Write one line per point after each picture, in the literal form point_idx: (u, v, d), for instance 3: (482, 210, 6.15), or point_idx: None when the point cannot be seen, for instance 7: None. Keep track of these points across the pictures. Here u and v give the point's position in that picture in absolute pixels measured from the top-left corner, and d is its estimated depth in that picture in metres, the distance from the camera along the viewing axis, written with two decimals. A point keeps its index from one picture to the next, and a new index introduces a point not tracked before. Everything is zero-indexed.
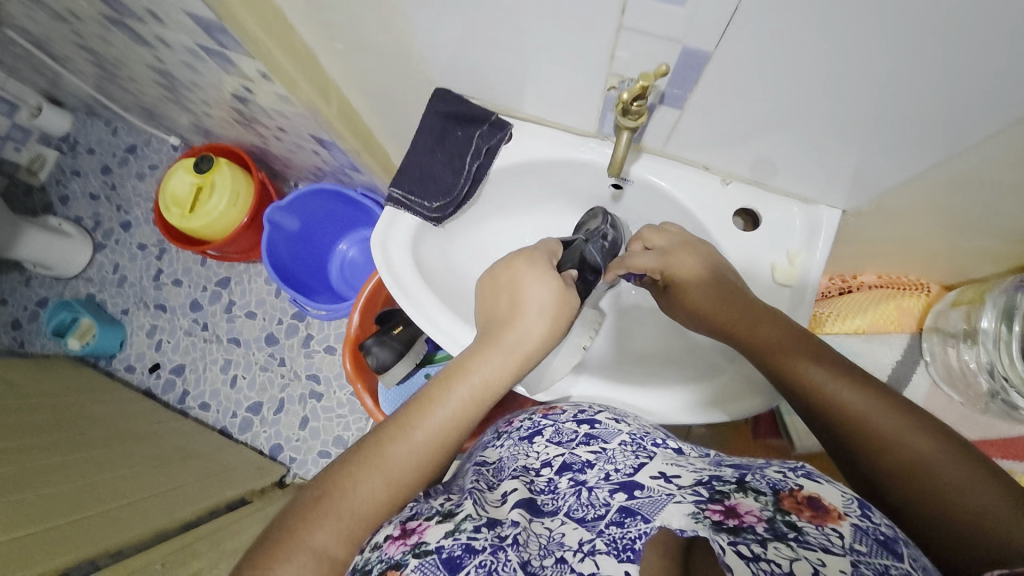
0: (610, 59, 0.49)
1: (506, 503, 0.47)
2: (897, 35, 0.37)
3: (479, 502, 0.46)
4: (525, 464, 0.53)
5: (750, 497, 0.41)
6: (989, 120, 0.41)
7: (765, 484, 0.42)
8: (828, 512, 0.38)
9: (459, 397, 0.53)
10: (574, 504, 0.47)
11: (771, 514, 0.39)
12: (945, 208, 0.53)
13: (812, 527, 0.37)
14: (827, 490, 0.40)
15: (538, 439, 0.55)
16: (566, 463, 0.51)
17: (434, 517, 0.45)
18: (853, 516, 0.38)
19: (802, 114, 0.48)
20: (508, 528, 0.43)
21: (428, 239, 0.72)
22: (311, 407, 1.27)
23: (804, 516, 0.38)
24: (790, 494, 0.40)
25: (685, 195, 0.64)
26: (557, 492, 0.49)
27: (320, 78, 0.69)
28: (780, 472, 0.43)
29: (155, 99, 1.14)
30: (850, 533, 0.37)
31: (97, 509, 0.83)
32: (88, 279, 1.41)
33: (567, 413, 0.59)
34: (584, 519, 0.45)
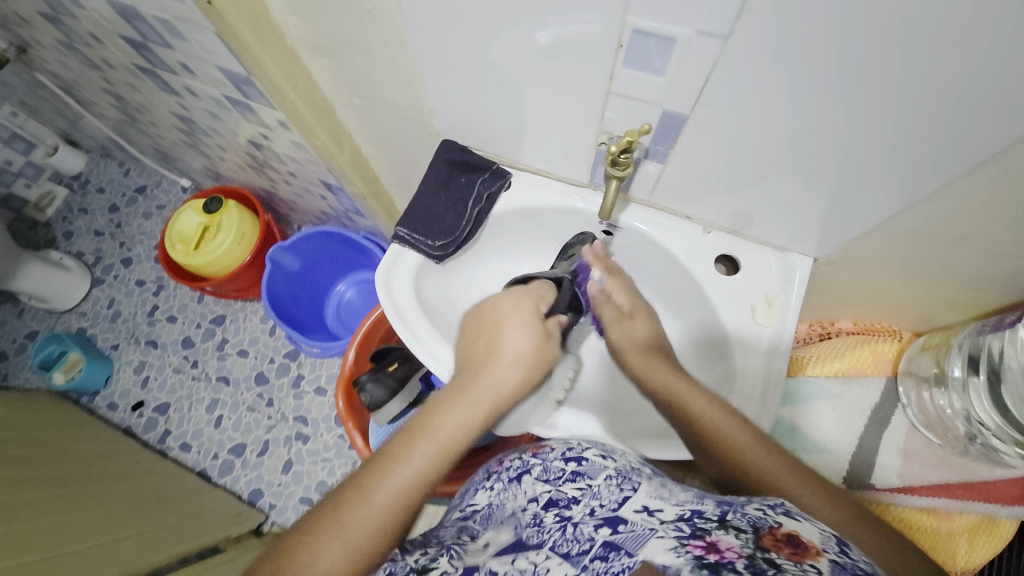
0: (600, 118, 0.55)
1: (486, 552, 0.49)
2: (850, 101, 0.43)
3: (456, 556, 0.49)
4: (513, 508, 0.54)
5: (731, 534, 0.39)
6: (936, 175, 0.46)
7: (746, 521, 0.41)
8: (808, 549, 0.38)
9: (424, 453, 0.50)
10: (558, 539, 0.47)
11: (752, 550, 0.37)
12: (908, 257, 0.57)
13: (791, 563, 0.36)
14: (805, 528, 0.41)
15: (526, 477, 0.57)
16: (552, 499, 0.52)
17: (408, 574, 0.47)
18: (831, 552, 0.38)
19: (771, 169, 0.54)
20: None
21: (429, 275, 0.75)
22: (296, 449, 1.25)
23: (785, 553, 0.36)
24: (769, 531, 0.40)
25: (670, 241, 0.69)
26: (542, 526, 0.49)
27: (336, 128, 0.75)
28: (760, 510, 0.43)
29: (171, 143, 1.21)
30: (829, 567, 0.36)
31: (68, 549, 0.80)
32: (81, 313, 1.41)
33: (556, 451, 0.60)
34: (568, 555, 0.45)
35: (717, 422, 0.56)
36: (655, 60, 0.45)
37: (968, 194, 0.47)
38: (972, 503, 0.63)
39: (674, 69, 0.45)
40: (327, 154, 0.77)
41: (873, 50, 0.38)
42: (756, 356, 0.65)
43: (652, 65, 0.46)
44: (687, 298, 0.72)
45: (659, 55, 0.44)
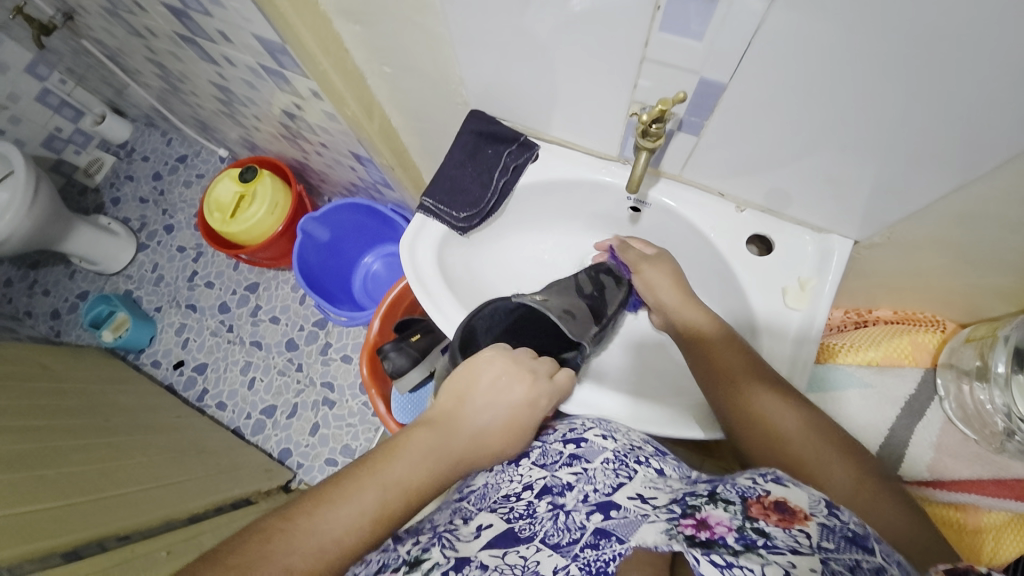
0: (632, 88, 0.54)
1: (479, 539, 0.45)
2: (905, 70, 0.40)
3: (449, 543, 0.44)
4: (507, 492, 0.52)
5: (720, 508, 0.40)
6: (995, 152, 0.43)
7: (735, 493, 0.41)
8: (795, 514, 0.38)
9: (376, 492, 0.47)
10: (550, 530, 0.46)
11: (740, 522, 0.38)
12: (957, 242, 0.54)
13: (779, 531, 0.37)
14: (794, 493, 0.40)
15: (523, 461, 0.56)
16: (546, 486, 0.51)
17: (401, 567, 0.42)
18: (819, 516, 0.38)
19: (813, 145, 0.52)
20: (475, 571, 0.41)
21: (452, 247, 0.75)
22: (323, 413, 1.30)
23: (772, 520, 0.38)
24: (758, 501, 0.40)
25: (700, 219, 0.67)
26: (535, 516, 0.48)
27: (366, 97, 0.75)
28: (750, 480, 0.43)
29: (210, 113, 1.24)
30: (817, 532, 0.37)
31: (113, 493, 0.87)
32: (128, 276, 1.49)
33: (557, 434, 0.60)
34: (558, 545, 0.44)
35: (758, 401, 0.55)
36: (693, 24, 0.43)
37: None
38: (1004, 501, 0.59)
39: (713, 33, 0.43)
40: (357, 123, 0.77)
41: (933, 13, 0.36)
42: (784, 340, 0.63)
43: (690, 29, 0.44)
44: (716, 279, 0.70)
45: (698, 19, 0.42)
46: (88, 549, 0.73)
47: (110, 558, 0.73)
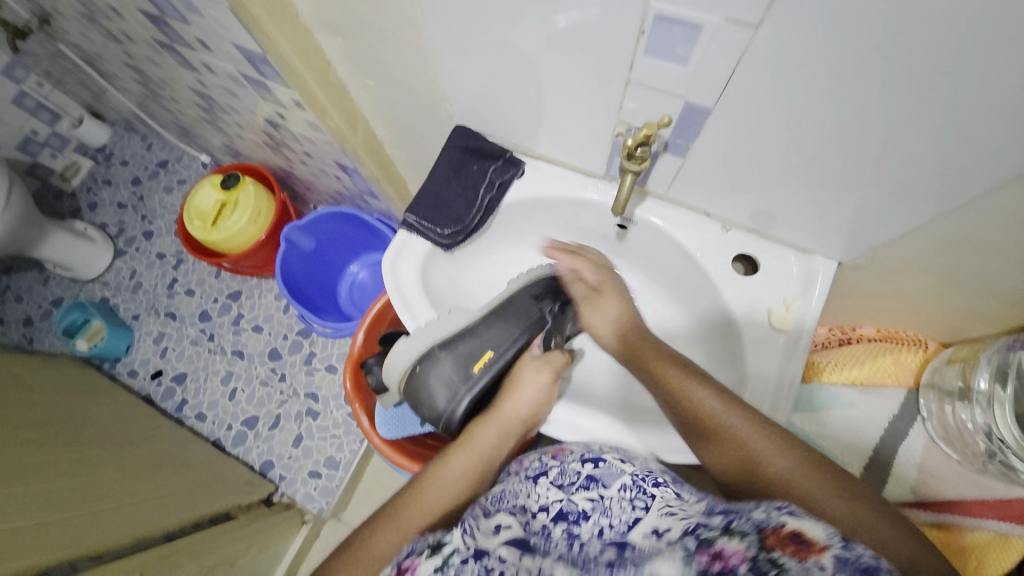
0: (619, 108, 0.53)
1: (497, 536, 0.47)
2: (893, 95, 0.40)
3: (469, 531, 0.47)
4: (524, 504, 0.54)
5: (736, 539, 0.40)
6: (976, 182, 0.44)
7: (749, 524, 0.41)
8: (811, 545, 0.37)
9: (461, 459, 0.61)
10: (564, 552, 0.47)
11: (754, 554, 0.38)
12: (937, 266, 0.55)
13: (792, 562, 0.36)
14: (810, 525, 0.39)
15: (542, 480, 0.58)
16: (562, 511, 0.54)
17: (425, 552, 0.45)
18: (835, 545, 0.37)
19: (801, 165, 0.52)
20: (495, 562, 0.43)
21: (436, 263, 0.76)
22: (307, 424, 1.27)
23: (787, 551, 0.37)
24: (773, 532, 0.39)
25: (685, 238, 0.67)
26: (550, 538, 0.50)
27: (349, 108, 0.74)
28: (764, 511, 0.42)
29: (191, 119, 1.21)
30: (832, 564, 0.35)
31: (84, 511, 0.83)
32: (105, 283, 1.45)
33: (574, 455, 0.62)
34: (574, 563, 0.45)
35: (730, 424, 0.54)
36: (679, 48, 0.43)
37: (1005, 207, 0.44)
38: (985, 521, 0.60)
39: (699, 58, 0.43)
40: (341, 136, 0.75)
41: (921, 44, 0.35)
42: (770, 360, 0.63)
43: (676, 54, 0.43)
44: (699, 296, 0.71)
45: (684, 43, 0.42)
46: (60, 569, 0.73)
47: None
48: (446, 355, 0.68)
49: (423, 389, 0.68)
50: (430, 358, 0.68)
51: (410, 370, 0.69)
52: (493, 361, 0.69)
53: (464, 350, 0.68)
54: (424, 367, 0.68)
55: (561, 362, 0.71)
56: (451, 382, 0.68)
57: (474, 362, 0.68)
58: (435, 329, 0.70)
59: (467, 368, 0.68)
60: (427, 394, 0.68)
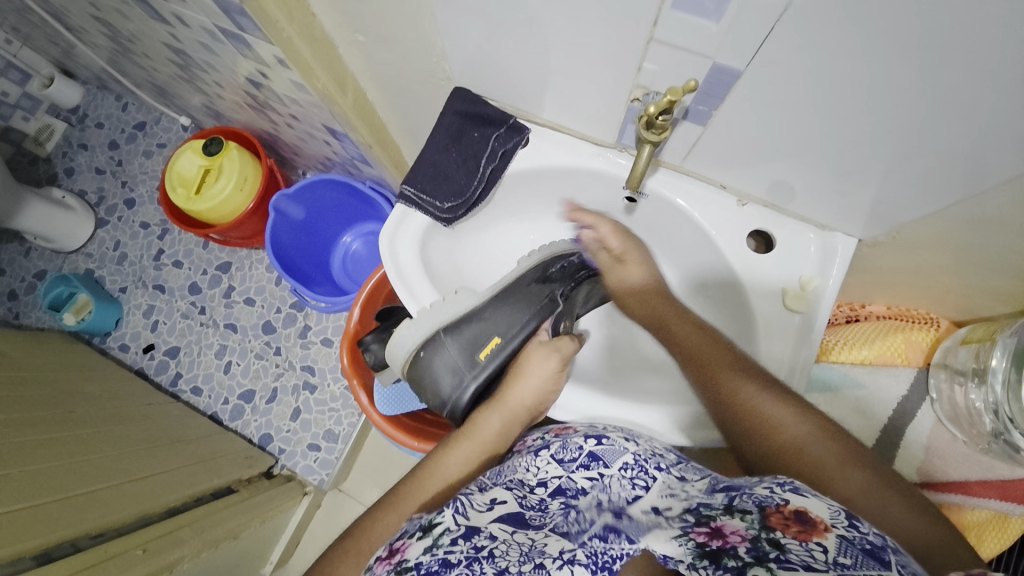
0: (638, 71, 0.49)
1: (491, 511, 0.46)
2: (942, 59, 0.37)
3: (461, 509, 0.46)
4: (522, 478, 0.52)
5: (737, 518, 0.39)
6: (1020, 160, 0.41)
7: (751, 503, 0.40)
8: (815, 525, 0.36)
9: (463, 446, 0.61)
10: (560, 521, 0.47)
11: (756, 533, 0.37)
12: (962, 245, 0.53)
13: (795, 544, 0.35)
14: (814, 504, 0.38)
15: (542, 452, 0.55)
16: (561, 487, 0.51)
17: (416, 533, 0.45)
18: (839, 527, 0.36)
19: (831, 134, 0.48)
20: (485, 540, 0.42)
21: (435, 239, 0.73)
22: (304, 398, 1.26)
23: (789, 532, 0.36)
24: (777, 510, 0.38)
25: (700, 212, 0.66)
26: (547, 510, 0.49)
27: (338, 68, 0.68)
28: (767, 489, 0.41)
29: (168, 78, 1.13)
30: (835, 546, 0.34)
31: (82, 491, 0.83)
32: (88, 254, 1.40)
33: (577, 433, 0.59)
34: (568, 532, 0.45)
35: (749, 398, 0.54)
36: (711, 2, 0.39)
37: None
38: (986, 500, 0.61)
39: (733, 13, 0.39)
40: (329, 98, 0.70)
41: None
42: (783, 342, 0.63)
43: (706, 8, 0.39)
44: (712, 270, 0.70)
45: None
46: (62, 549, 0.74)
47: (85, 558, 0.73)
48: (450, 340, 0.68)
49: (427, 373, 0.69)
50: (434, 342, 0.68)
51: (414, 355, 0.69)
52: (499, 347, 0.69)
53: (470, 335, 0.69)
54: (428, 352, 0.69)
55: (569, 350, 0.68)
56: (457, 368, 0.68)
57: (481, 349, 0.69)
58: (441, 312, 0.69)
59: (473, 355, 0.69)
60: (432, 379, 0.69)
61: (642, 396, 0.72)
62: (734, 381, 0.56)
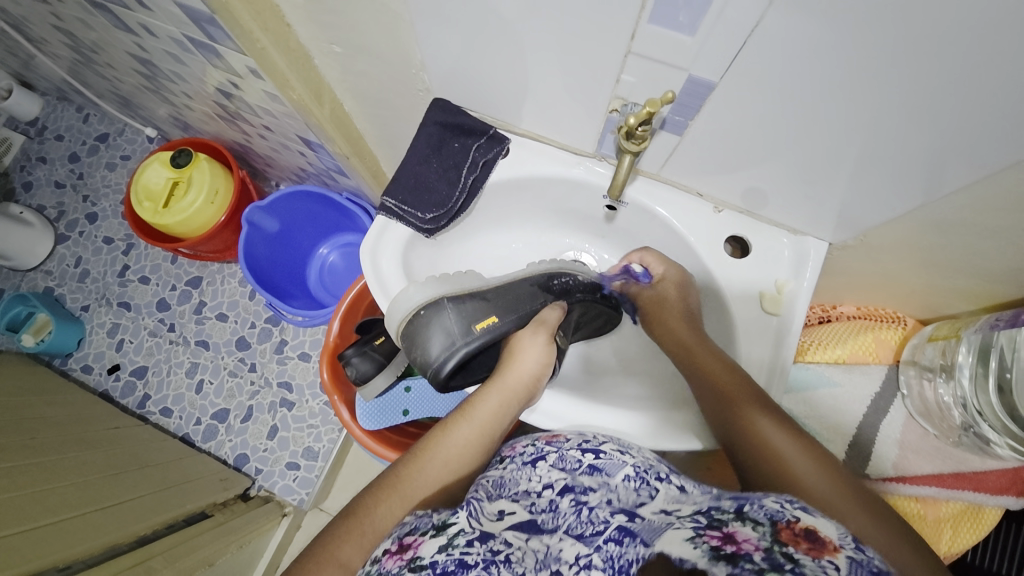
0: (616, 83, 0.50)
1: (502, 521, 0.47)
2: (907, 70, 0.39)
3: (474, 514, 0.46)
4: (526, 487, 0.52)
5: (749, 527, 0.39)
6: (977, 166, 0.43)
7: (762, 514, 0.40)
8: (826, 545, 0.37)
9: (462, 428, 0.61)
10: (574, 522, 0.47)
11: (768, 544, 0.38)
12: (925, 247, 0.55)
13: (808, 558, 0.36)
14: (822, 523, 0.40)
15: (541, 463, 0.55)
16: (567, 486, 0.51)
17: (428, 531, 0.43)
18: (848, 549, 0.37)
19: (802, 142, 0.50)
20: (501, 545, 0.43)
21: (418, 250, 0.72)
22: (281, 415, 1.22)
23: (801, 548, 0.37)
24: (787, 526, 0.39)
25: (678, 219, 0.67)
26: (558, 510, 0.49)
27: (314, 79, 0.67)
28: (778, 502, 0.42)
29: (133, 88, 1.10)
30: (847, 565, 0.35)
31: (47, 521, 0.78)
32: (47, 272, 1.33)
33: (571, 442, 0.58)
34: (582, 536, 0.45)
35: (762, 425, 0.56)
36: (684, 17, 0.40)
37: (999, 191, 0.44)
38: (962, 491, 0.64)
39: (707, 28, 0.40)
40: (305, 109, 0.69)
41: (954, 14, 0.33)
42: (762, 345, 0.65)
43: (680, 22, 0.40)
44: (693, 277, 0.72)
45: (690, 11, 0.39)
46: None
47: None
48: (450, 307, 0.68)
49: (421, 333, 0.67)
50: (434, 307, 0.67)
51: (413, 314, 0.67)
52: (493, 326, 0.69)
53: (469, 307, 0.69)
54: (429, 313, 0.67)
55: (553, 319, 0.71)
56: (451, 333, 0.68)
57: (477, 322, 0.69)
58: (445, 283, 0.69)
59: (469, 325, 0.68)
60: (425, 339, 0.67)
61: (627, 403, 0.73)
62: (744, 404, 0.58)
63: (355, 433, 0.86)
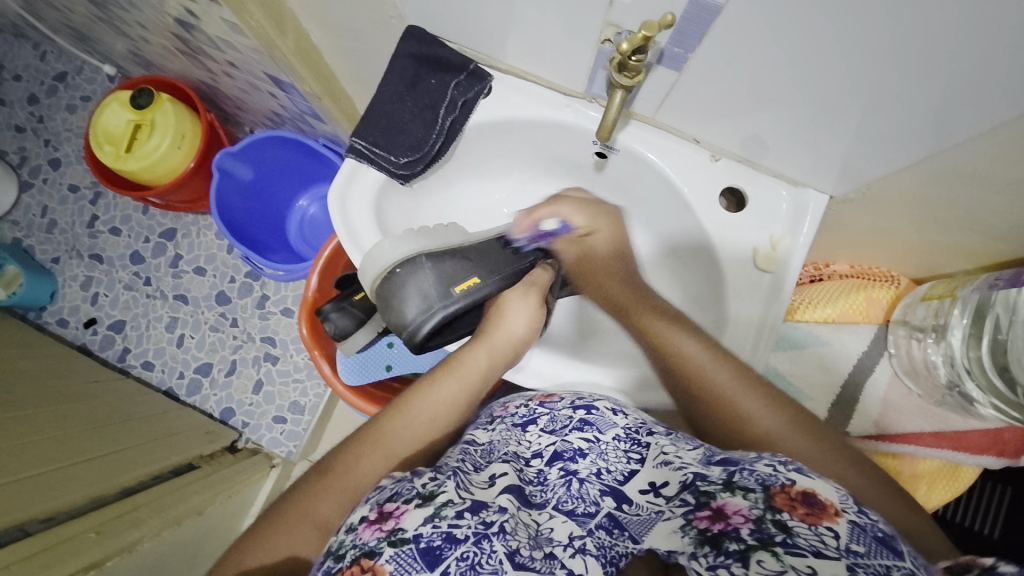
0: (608, 5, 0.45)
1: (494, 487, 0.45)
2: None
3: (463, 484, 0.44)
4: (516, 451, 0.51)
5: (739, 496, 0.39)
6: (989, 114, 0.40)
7: (753, 480, 0.40)
8: (824, 509, 0.37)
9: (448, 383, 0.59)
10: (563, 496, 0.47)
11: (760, 515, 0.37)
12: (928, 201, 0.52)
13: (804, 527, 0.36)
14: (820, 485, 0.39)
15: (531, 428, 0.54)
16: (557, 453, 0.50)
17: (414, 500, 0.42)
18: (849, 513, 0.37)
19: (810, 77, 0.45)
20: (495, 515, 0.41)
21: (391, 199, 0.68)
22: (265, 370, 1.20)
23: (797, 514, 0.37)
24: (781, 489, 0.38)
25: (671, 167, 0.64)
26: (546, 483, 0.48)
27: (275, 4, 0.60)
28: (770, 466, 0.41)
29: (84, 18, 1.00)
30: (847, 531, 0.35)
31: (25, 474, 0.76)
32: (12, 222, 1.26)
33: (564, 401, 0.57)
34: (573, 513, 0.45)
35: (720, 382, 0.53)
36: None
37: (1008, 144, 0.41)
38: (940, 450, 0.65)
39: None
40: (267, 40, 0.62)
41: None
42: (753, 304, 0.63)
43: None
44: (684, 231, 0.68)
45: None
46: (10, 534, 0.68)
47: (34, 544, 0.68)
48: (431, 265, 0.64)
49: (396, 293, 0.64)
50: (413, 263, 0.64)
51: (389, 271, 0.64)
52: (475, 288, 0.65)
53: (449, 267, 0.65)
54: (405, 271, 0.64)
55: (545, 281, 0.69)
56: (428, 295, 0.64)
57: (457, 283, 0.65)
58: (423, 238, 0.66)
59: (447, 287, 0.64)
60: (400, 301, 0.64)
61: (611, 359, 0.72)
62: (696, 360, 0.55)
63: (336, 390, 0.85)
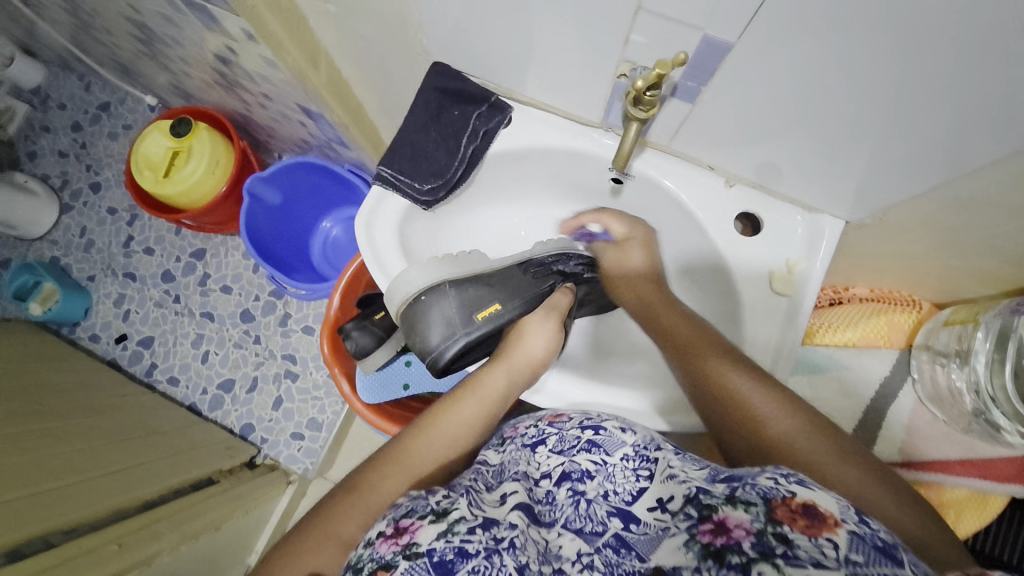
0: (622, 42, 0.47)
1: (505, 505, 0.46)
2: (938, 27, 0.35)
3: (476, 502, 0.45)
4: (525, 470, 0.51)
5: (740, 510, 0.39)
6: (999, 143, 0.41)
7: (755, 493, 0.39)
8: (823, 520, 0.37)
9: (468, 404, 0.60)
10: (571, 515, 0.47)
11: (761, 527, 0.37)
12: (944, 226, 0.53)
13: (804, 539, 0.36)
14: (821, 497, 0.39)
15: (540, 447, 0.54)
16: (566, 472, 0.50)
17: (428, 516, 0.42)
18: (849, 522, 0.37)
19: (820, 107, 0.47)
20: (506, 531, 0.42)
21: (415, 221, 0.71)
22: (286, 386, 1.23)
23: (797, 527, 0.36)
24: (783, 503, 0.38)
25: (686, 192, 0.65)
26: (555, 503, 0.49)
27: (309, 43, 0.65)
28: (771, 479, 0.40)
29: (131, 54, 1.07)
30: (846, 542, 0.35)
31: (54, 485, 0.79)
32: (53, 242, 1.33)
33: (573, 421, 0.56)
34: (581, 531, 0.46)
35: (747, 393, 0.53)
36: None
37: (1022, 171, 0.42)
38: (969, 479, 0.63)
39: None
40: (301, 75, 0.66)
41: None
42: (770, 327, 0.63)
43: None
44: (700, 254, 0.69)
45: None
46: (32, 545, 0.71)
47: (54, 555, 0.70)
48: (454, 292, 0.67)
49: (422, 319, 0.67)
50: (438, 290, 0.67)
51: (414, 298, 0.66)
52: (498, 314, 0.68)
53: (472, 294, 0.68)
54: (430, 298, 0.66)
55: (564, 304, 0.71)
56: (452, 321, 0.67)
57: (478, 311, 0.68)
58: (449, 263, 0.68)
59: (470, 314, 0.68)
60: (425, 326, 0.67)
61: (628, 381, 0.72)
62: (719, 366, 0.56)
63: (356, 408, 0.87)
